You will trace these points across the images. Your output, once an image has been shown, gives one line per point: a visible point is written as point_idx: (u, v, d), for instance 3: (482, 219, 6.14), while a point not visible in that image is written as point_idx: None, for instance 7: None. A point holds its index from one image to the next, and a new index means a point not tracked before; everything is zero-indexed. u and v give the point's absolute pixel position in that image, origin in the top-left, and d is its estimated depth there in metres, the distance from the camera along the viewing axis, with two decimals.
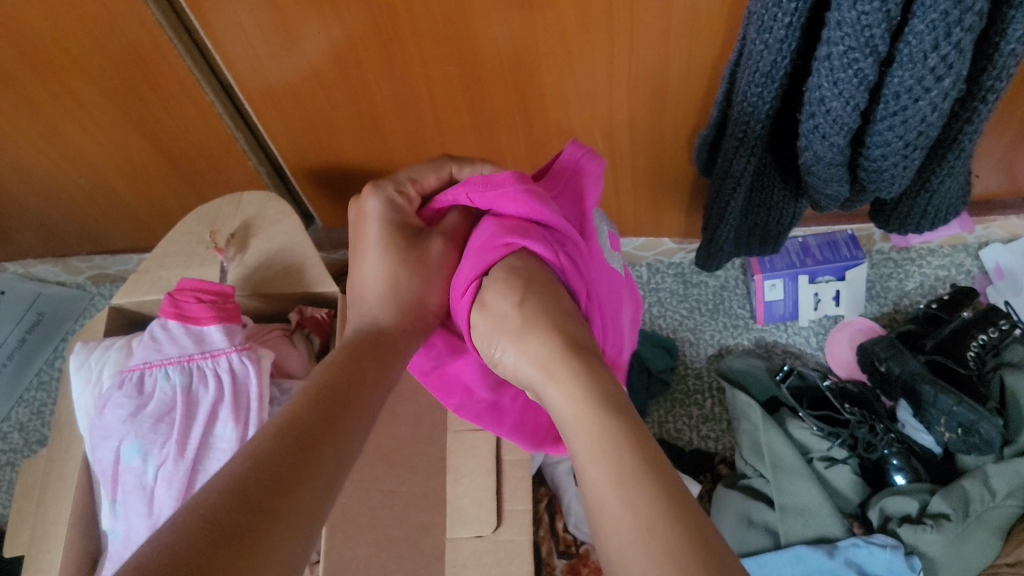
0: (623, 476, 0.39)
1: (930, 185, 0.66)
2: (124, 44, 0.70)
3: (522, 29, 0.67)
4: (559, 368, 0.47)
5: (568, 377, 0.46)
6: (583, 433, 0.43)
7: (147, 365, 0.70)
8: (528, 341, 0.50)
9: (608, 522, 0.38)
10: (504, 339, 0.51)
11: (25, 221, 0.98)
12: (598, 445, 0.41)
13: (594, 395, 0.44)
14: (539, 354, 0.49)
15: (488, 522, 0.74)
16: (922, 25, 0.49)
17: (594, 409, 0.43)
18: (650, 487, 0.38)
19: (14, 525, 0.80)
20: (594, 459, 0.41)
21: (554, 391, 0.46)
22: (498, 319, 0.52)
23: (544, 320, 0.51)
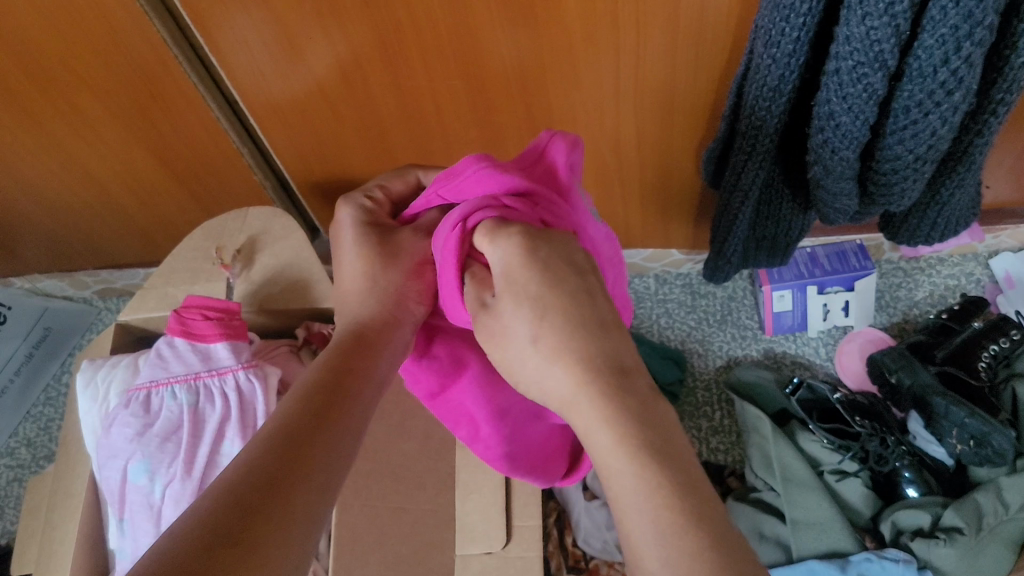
0: (661, 541, 0.34)
1: (941, 197, 0.65)
2: (129, 60, 0.70)
3: (528, 43, 0.67)
4: (588, 403, 0.37)
5: (604, 417, 0.36)
6: (620, 477, 0.36)
7: (153, 384, 0.70)
8: (555, 370, 0.38)
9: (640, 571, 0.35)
10: (519, 359, 0.40)
11: (31, 237, 0.99)
12: (638, 495, 0.35)
13: (635, 427, 0.36)
14: (564, 390, 0.38)
15: (498, 537, 0.72)
16: (932, 39, 0.49)
17: (636, 451, 0.35)
18: (694, 545, 0.33)
19: (22, 543, 0.80)
20: (628, 506, 0.35)
21: (585, 423, 0.37)
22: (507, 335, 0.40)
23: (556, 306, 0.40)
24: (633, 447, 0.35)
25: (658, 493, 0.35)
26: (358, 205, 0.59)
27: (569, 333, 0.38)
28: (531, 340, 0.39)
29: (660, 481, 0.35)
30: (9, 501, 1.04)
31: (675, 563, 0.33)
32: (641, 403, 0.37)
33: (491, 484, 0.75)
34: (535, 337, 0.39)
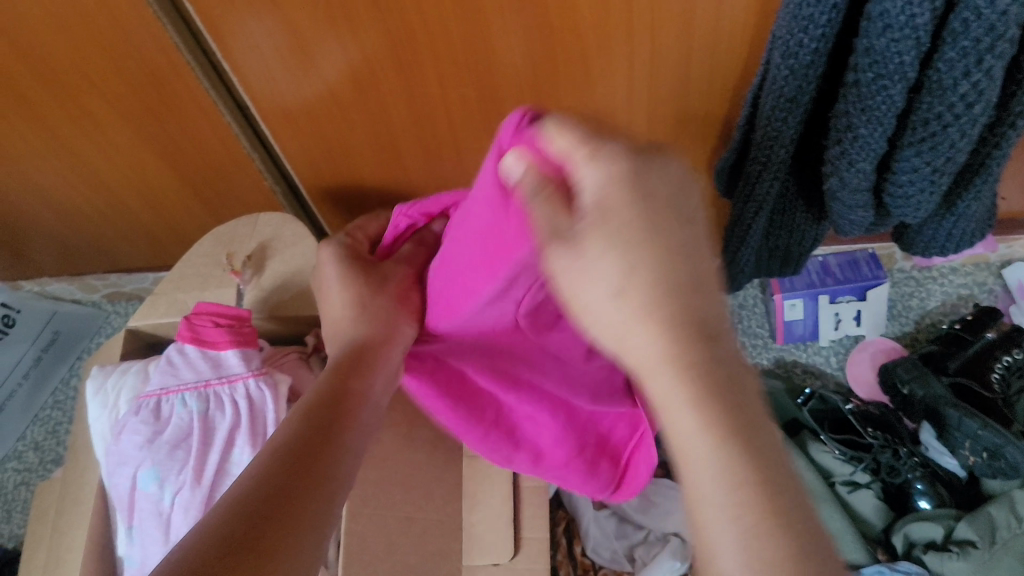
0: (741, 545, 0.34)
1: (956, 209, 0.64)
2: (140, 66, 0.70)
3: (540, 52, 0.67)
4: (674, 382, 0.36)
5: (688, 402, 0.36)
6: (703, 467, 0.36)
7: (164, 392, 0.70)
8: (643, 330, 0.36)
9: (711, 554, 0.36)
10: (591, 303, 0.36)
11: (42, 241, 0.99)
12: (719, 484, 0.35)
13: (718, 424, 0.35)
14: (649, 353, 0.36)
15: (506, 549, 0.73)
16: (953, 52, 0.49)
17: (722, 445, 0.35)
18: (781, 553, 0.34)
19: (30, 547, 0.80)
20: (706, 493, 0.36)
21: (667, 393, 0.36)
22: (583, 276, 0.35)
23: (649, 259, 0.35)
24: (716, 435, 0.35)
25: (739, 490, 0.35)
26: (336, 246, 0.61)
27: (660, 292, 0.35)
28: (614, 293, 0.35)
29: (740, 469, 0.35)
30: (17, 505, 1.04)
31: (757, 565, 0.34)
32: (722, 376, 0.36)
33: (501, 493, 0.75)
34: (620, 289, 0.35)
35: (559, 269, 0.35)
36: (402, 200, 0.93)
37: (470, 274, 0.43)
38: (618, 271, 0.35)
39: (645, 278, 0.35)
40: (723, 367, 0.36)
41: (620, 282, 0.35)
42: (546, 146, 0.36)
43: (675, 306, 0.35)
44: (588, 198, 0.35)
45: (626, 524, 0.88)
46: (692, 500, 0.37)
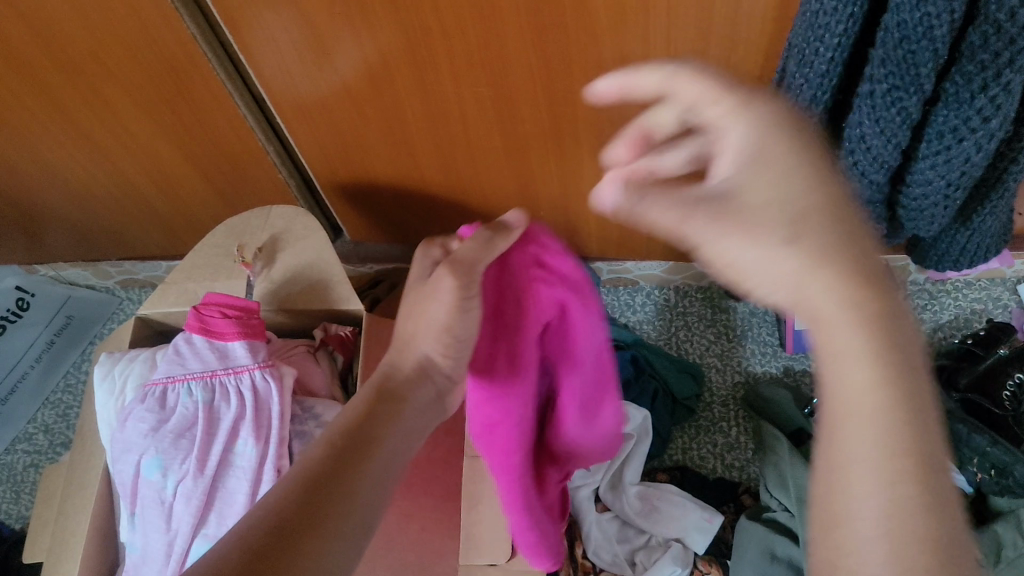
0: (892, 511, 0.32)
1: (971, 224, 0.63)
2: (158, 57, 0.70)
3: (559, 52, 0.67)
4: (852, 326, 0.33)
5: (873, 371, 0.33)
6: (860, 433, 0.33)
7: (170, 380, 0.70)
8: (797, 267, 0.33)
9: (843, 537, 0.33)
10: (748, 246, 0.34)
11: (58, 227, 1.00)
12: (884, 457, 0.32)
13: (915, 428, 0.33)
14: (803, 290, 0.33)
15: (503, 550, 0.69)
16: (970, 65, 0.48)
17: (898, 432, 0.32)
18: (922, 528, 0.31)
19: (34, 531, 0.81)
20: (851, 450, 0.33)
21: (841, 341, 0.33)
22: (743, 210, 0.34)
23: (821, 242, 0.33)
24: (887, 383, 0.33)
25: (906, 477, 0.32)
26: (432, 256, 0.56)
27: (848, 249, 0.33)
28: (785, 240, 0.33)
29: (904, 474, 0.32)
30: (24, 487, 1.05)
31: (896, 541, 0.31)
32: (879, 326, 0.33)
33: None
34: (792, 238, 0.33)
35: (699, 237, 0.34)
36: (416, 197, 0.93)
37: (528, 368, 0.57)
38: (787, 216, 0.33)
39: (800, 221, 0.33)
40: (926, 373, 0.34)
41: (786, 224, 0.33)
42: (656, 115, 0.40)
43: (860, 255, 0.33)
44: (739, 144, 0.35)
45: (628, 527, 0.89)
46: (832, 461, 0.34)
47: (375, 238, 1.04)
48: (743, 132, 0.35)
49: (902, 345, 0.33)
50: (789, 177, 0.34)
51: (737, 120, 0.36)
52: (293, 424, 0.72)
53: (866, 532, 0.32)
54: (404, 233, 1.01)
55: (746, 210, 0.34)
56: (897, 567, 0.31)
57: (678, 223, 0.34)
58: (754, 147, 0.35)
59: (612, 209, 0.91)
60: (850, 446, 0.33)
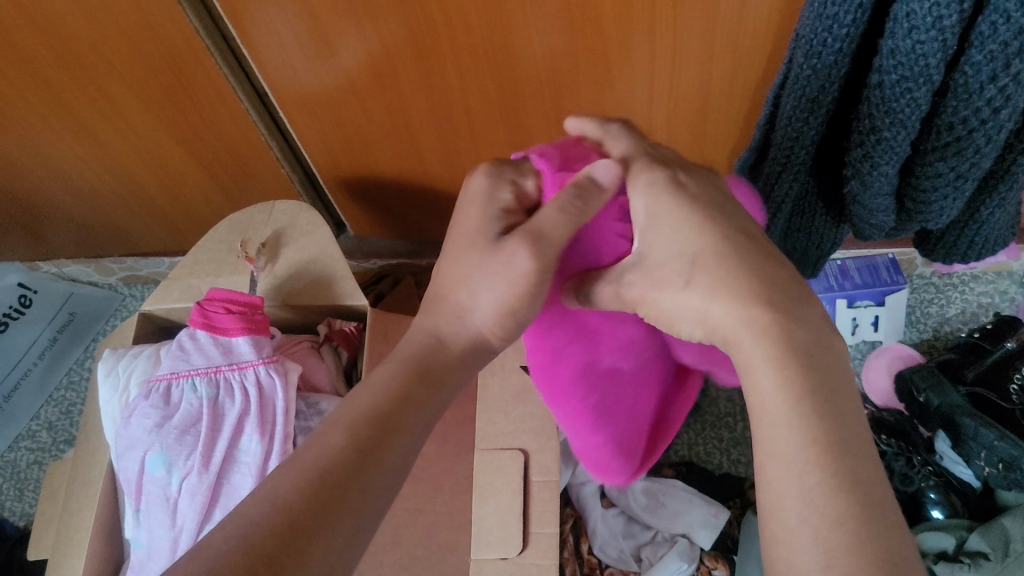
0: (808, 499, 0.35)
1: (979, 217, 0.63)
2: (160, 50, 0.70)
3: (563, 43, 0.66)
4: (753, 346, 0.39)
5: (774, 381, 0.38)
6: (776, 436, 0.37)
7: (174, 376, 0.70)
8: (716, 304, 0.41)
9: (778, 533, 0.36)
10: (673, 298, 0.43)
11: (61, 223, 0.99)
12: (795, 449, 0.37)
13: (818, 421, 0.37)
14: (726, 323, 0.40)
15: (515, 544, 0.71)
16: (980, 55, 0.48)
17: (800, 423, 0.37)
18: (841, 509, 0.35)
19: (39, 528, 0.81)
20: (779, 456, 0.37)
21: (748, 362, 0.39)
22: (659, 269, 0.43)
23: (727, 273, 0.41)
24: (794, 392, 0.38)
25: (815, 468, 0.36)
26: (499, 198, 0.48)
27: (742, 284, 0.40)
28: (683, 284, 0.42)
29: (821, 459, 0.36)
30: (28, 485, 1.05)
31: (816, 525, 0.35)
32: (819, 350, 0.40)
33: (511, 487, 0.73)
34: (688, 279, 0.42)
35: (633, 294, 0.44)
36: (419, 191, 0.92)
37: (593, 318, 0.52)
38: (686, 264, 0.42)
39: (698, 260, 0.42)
40: (832, 370, 0.38)
41: (686, 269, 0.42)
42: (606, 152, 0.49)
43: (756, 283, 0.40)
44: (644, 211, 0.45)
45: (634, 523, 0.88)
46: (759, 470, 0.38)
47: (378, 233, 1.04)
48: (641, 196, 0.45)
49: (799, 353, 0.38)
50: (684, 233, 0.43)
51: (637, 194, 0.45)
52: (297, 420, 0.72)
53: (791, 523, 0.36)
54: (408, 227, 1.01)
55: (662, 268, 0.43)
56: (821, 551, 0.34)
57: (617, 293, 0.45)
58: (656, 213, 0.44)
59: None
60: (765, 447, 0.38)
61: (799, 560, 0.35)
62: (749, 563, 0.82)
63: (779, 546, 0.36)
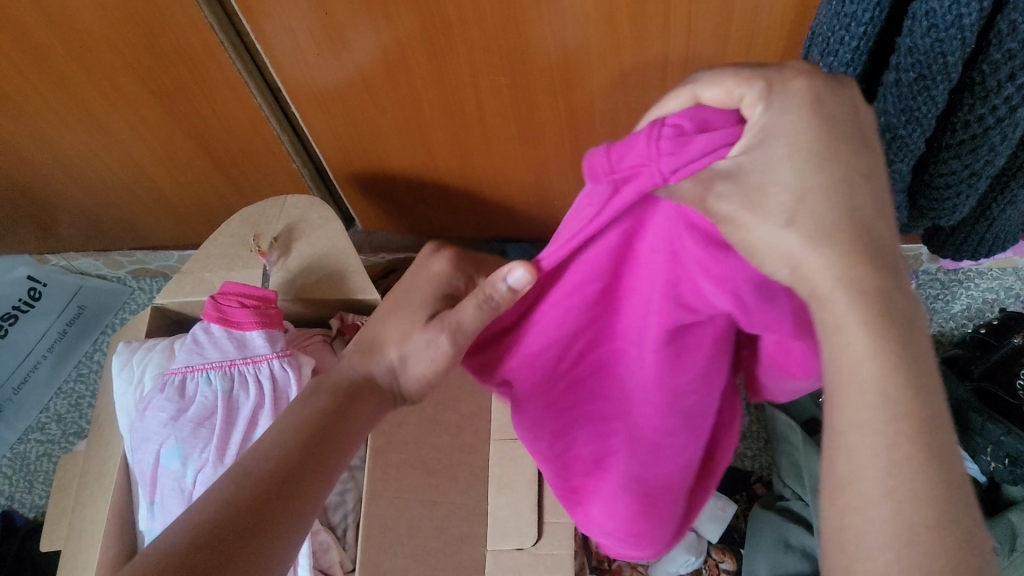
0: (892, 470, 0.32)
1: (991, 215, 0.64)
2: (173, 44, 0.70)
3: (577, 39, 0.66)
4: (846, 297, 0.34)
5: (872, 343, 0.34)
6: (862, 400, 0.34)
7: (189, 369, 0.71)
8: (818, 253, 0.34)
9: (851, 501, 0.33)
10: (764, 230, 0.35)
11: (71, 216, 1.00)
12: (879, 418, 0.33)
13: (911, 389, 0.33)
14: (820, 276, 0.35)
15: (530, 533, 0.74)
16: (998, 54, 0.48)
17: (902, 394, 0.33)
18: (927, 489, 0.32)
19: (53, 519, 0.82)
20: (865, 420, 0.33)
21: (840, 318, 0.34)
22: (764, 195, 0.35)
23: (840, 224, 0.35)
24: (888, 355, 0.33)
25: (906, 440, 0.33)
26: (447, 278, 0.57)
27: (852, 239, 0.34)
28: (784, 221, 0.35)
29: (908, 432, 0.33)
30: (38, 477, 1.06)
31: (900, 501, 0.32)
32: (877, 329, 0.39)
33: None
34: (791, 216, 0.35)
35: (725, 214, 0.36)
36: (430, 186, 0.92)
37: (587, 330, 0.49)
38: (792, 200, 0.35)
39: (809, 198, 0.35)
40: (922, 337, 0.35)
41: (789, 206, 0.35)
42: (709, 100, 0.39)
43: (860, 233, 0.35)
44: (763, 127, 0.36)
45: None
46: (836, 431, 0.35)
47: (387, 227, 1.04)
48: (767, 115, 0.36)
49: (899, 317, 0.34)
50: (799, 164, 0.35)
51: (762, 110, 0.37)
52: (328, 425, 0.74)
53: (873, 494, 0.32)
54: (416, 222, 1.02)
55: (767, 195, 0.35)
56: (903, 527, 0.32)
57: (702, 202, 0.36)
58: (774, 133, 0.36)
59: None
60: (849, 404, 0.34)
61: (867, 533, 0.32)
62: (756, 561, 0.82)
63: (851, 521, 0.33)
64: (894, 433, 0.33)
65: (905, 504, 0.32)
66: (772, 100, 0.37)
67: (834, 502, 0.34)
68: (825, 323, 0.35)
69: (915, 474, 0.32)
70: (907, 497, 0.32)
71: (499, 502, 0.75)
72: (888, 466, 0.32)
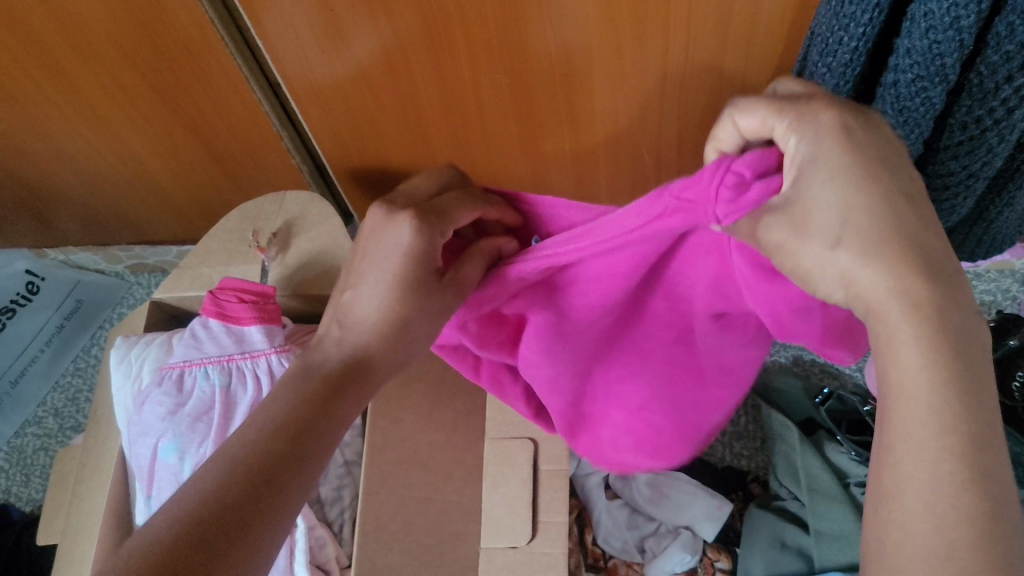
0: (935, 485, 0.35)
1: (989, 216, 0.64)
2: (175, 39, 0.70)
3: (577, 38, 0.66)
4: (902, 317, 0.36)
5: (923, 356, 0.36)
6: (912, 411, 0.36)
7: (187, 364, 0.71)
8: (869, 271, 0.37)
9: (896, 513, 0.36)
10: (809, 254, 0.38)
11: (71, 211, 1.00)
12: (929, 434, 0.35)
13: (964, 405, 0.35)
14: (874, 293, 0.37)
15: (523, 534, 0.72)
16: (995, 55, 0.48)
17: (952, 402, 0.35)
18: (969, 506, 0.34)
19: (50, 512, 0.82)
20: (910, 432, 0.36)
21: (892, 330, 0.37)
22: (810, 220, 0.38)
23: (887, 243, 0.37)
24: (937, 369, 0.36)
25: (952, 454, 0.35)
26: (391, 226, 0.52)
27: (897, 252, 0.37)
28: (831, 243, 0.38)
29: (954, 448, 0.35)
30: (35, 471, 1.06)
31: (941, 513, 0.34)
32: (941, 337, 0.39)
33: (520, 477, 0.74)
34: (836, 238, 0.38)
35: (775, 241, 0.39)
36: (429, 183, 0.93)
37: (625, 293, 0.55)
38: (837, 221, 0.38)
39: (852, 218, 0.37)
40: (975, 352, 0.36)
41: (835, 231, 0.38)
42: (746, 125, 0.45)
43: (911, 248, 0.37)
44: (803, 158, 0.40)
45: (638, 515, 0.89)
46: (883, 443, 0.37)
47: None
48: (801, 145, 0.40)
49: (952, 333, 0.36)
50: (838, 188, 0.38)
51: (799, 142, 0.40)
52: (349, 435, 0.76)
53: (913, 507, 0.35)
54: None
55: (813, 218, 0.38)
56: (942, 540, 0.34)
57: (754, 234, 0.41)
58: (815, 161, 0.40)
59: (623, 195, 0.91)
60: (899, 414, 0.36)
61: (915, 545, 0.35)
62: (752, 560, 0.82)
63: (895, 536, 0.36)
64: (937, 454, 0.35)
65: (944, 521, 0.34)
66: (805, 129, 0.40)
67: (879, 514, 0.37)
68: (880, 338, 0.37)
69: (959, 493, 0.34)
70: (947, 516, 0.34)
71: (493, 500, 0.73)
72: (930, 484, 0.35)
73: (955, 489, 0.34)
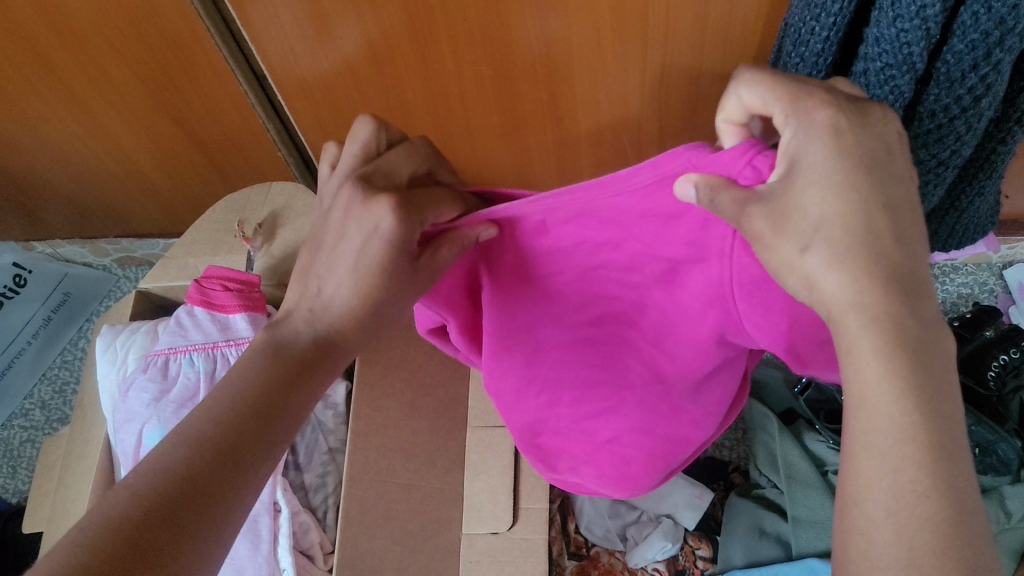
0: (897, 493, 0.34)
1: (960, 206, 0.65)
2: (161, 32, 0.71)
3: (558, 30, 0.67)
4: (862, 329, 0.36)
5: (885, 369, 0.35)
6: (876, 424, 0.35)
7: (172, 351, 0.72)
8: (835, 277, 0.36)
9: (858, 522, 0.35)
10: (787, 259, 0.37)
11: (58, 203, 1.00)
12: (891, 445, 0.35)
13: (923, 417, 0.35)
14: (840, 300, 0.36)
15: (505, 518, 0.74)
16: (961, 44, 0.50)
17: (911, 416, 0.35)
18: (930, 513, 0.34)
19: (35, 502, 0.82)
20: (873, 442, 0.35)
21: (852, 339, 0.36)
22: (787, 221, 0.36)
23: (855, 252, 0.36)
24: (902, 384, 0.35)
25: (910, 463, 0.34)
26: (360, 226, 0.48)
27: (862, 262, 0.36)
28: (803, 248, 0.37)
29: (916, 456, 0.34)
30: (21, 462, 1.06)
31: (903, 521, 0.34)
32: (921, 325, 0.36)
33: (503, 464, 0.76)
34: (807, 244, 0.37)
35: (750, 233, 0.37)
36: None
37: (596, 262, 0.48)
38: (810, 227, 0.37)
39: (823, 228, 0.36)
40: (942, 361, 0.36)
41: (808, 236, 0.37)
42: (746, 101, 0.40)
43: (873, 255, 0.36)
44: (793, 152, 0.37)
45: (620, 504, 0.90)
46: (851, 453, 0.37)
47: None
48: (793, 138, 0.37)
49: (915, 343, 0.35)
50: (824, 192, 0.36)
51: (791, 134, 0.37)
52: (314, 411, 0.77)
53: (876, 515, 0.35)
54: None
55: (794, 221, 0.37)
56: (905, 547, 0.33)
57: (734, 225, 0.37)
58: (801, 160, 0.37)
59: None
60: (864, 423, 0.36)
61: (879, 553, 0.34)
62: (731, 547, 0.84)
63: (859, 542, 0.35)
64: (898, 460, 0.35)
65: (910, 527, 0.34)
66: (803, 122, 0.37)
67: (843, 523, 0.36)
68: (841, 347, 0.37)
69: (925, 501, 0.34)
70: (915, 523, 0.34)
71: (474, 487, 0.76)
72: (892, 488, 0.34)
73: (914, 496, 0.34)
